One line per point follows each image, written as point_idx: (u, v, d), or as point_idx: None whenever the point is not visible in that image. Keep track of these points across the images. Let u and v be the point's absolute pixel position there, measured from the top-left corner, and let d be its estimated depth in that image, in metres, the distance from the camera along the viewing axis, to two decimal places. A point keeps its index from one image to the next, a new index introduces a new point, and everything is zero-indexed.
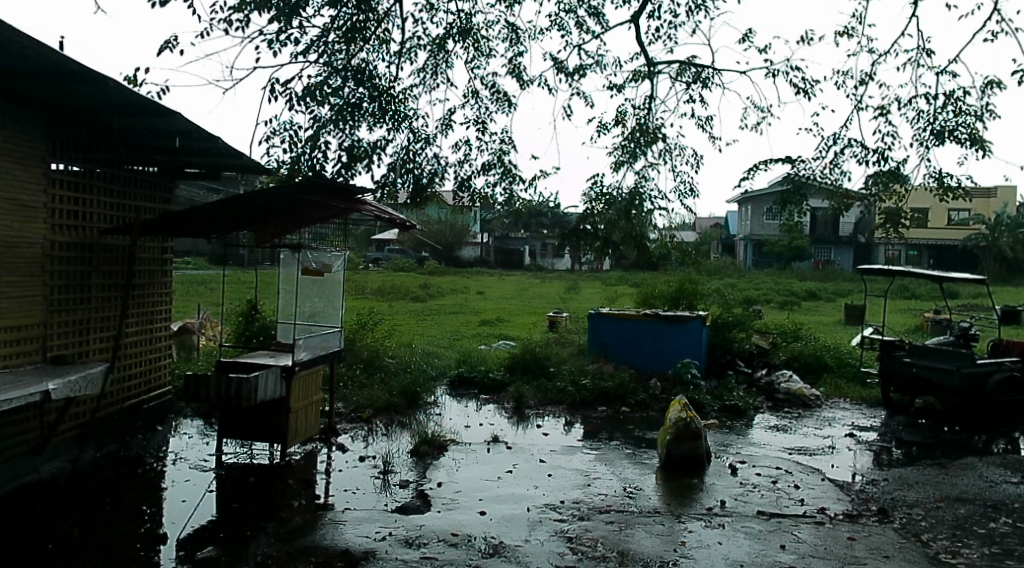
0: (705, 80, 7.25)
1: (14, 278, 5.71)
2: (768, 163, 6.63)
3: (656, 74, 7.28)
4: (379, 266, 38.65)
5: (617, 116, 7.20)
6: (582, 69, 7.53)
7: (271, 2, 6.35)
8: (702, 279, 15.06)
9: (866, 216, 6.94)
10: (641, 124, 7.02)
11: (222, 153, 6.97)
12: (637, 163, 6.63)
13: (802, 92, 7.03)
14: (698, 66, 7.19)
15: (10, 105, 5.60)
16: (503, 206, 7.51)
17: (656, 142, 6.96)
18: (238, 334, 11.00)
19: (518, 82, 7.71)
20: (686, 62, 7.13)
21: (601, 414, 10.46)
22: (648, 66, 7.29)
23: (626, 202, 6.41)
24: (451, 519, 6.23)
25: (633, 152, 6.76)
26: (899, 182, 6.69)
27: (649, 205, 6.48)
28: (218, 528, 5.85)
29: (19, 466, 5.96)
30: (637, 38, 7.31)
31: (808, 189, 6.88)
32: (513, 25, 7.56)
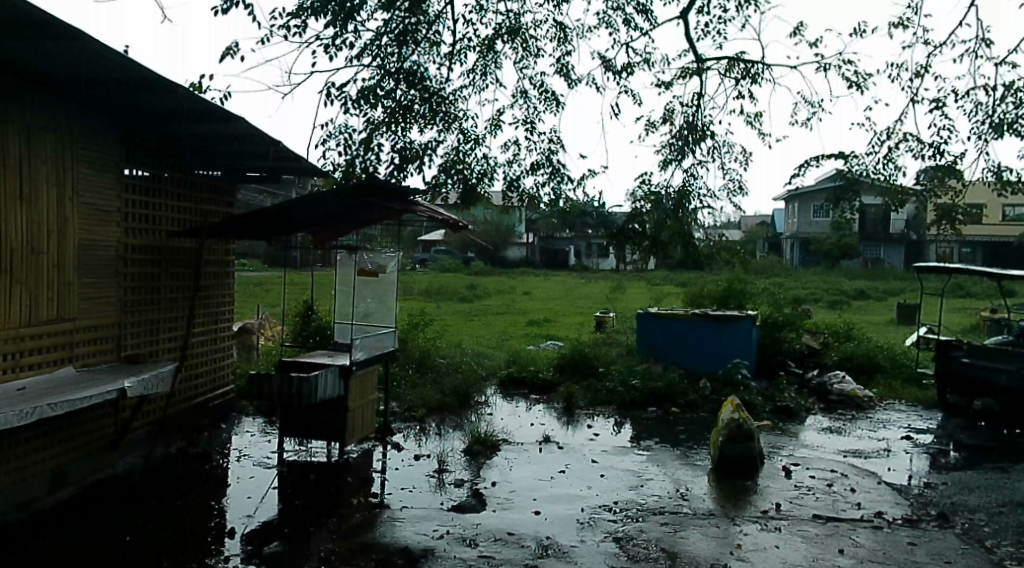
0: (755, 76, 7.16)
1: (93, 280, 5.88)
2: (819, 160, 6.31)
3: (705, 70, 7.22)
4: (427, 267, 38.98)
5: (666, 114, 7.15)
6: (631, 66, 7.56)
7: (327, 7, 6.52)
8: (751, 279, 14.87)
9: (920, 212, 6.72)
10: (689, 122, 6.95)
11: (283, 155, 7.11)
12: (685, 161, 6.61)
13: (854, 87, 6.79)
14: (747, 62, 7.11)
15: (90, 113, 5.76)
16: (550, 206, 7.62)
17: (705, 140, 6.88)
18: (295, 335, 11.24)
19: (566, 81, 7.79)
20: (734, 58, 7.06)
21: (651, 415, 10.38)
22: (697, 62, 7.21)
23: (674, 200, 6.34)
24: (506, 519, 6.24)
25: (682, 150, 6.73)
26: (956, 177, 6.45)
27: (696, 204, 6.44)
28: (282, 523, 5.97)
29: (96, 462, 6.16)
30: (686, 35, 7.26)
31: (860, 185, 6.63)
32: (562, 23, 7.64)
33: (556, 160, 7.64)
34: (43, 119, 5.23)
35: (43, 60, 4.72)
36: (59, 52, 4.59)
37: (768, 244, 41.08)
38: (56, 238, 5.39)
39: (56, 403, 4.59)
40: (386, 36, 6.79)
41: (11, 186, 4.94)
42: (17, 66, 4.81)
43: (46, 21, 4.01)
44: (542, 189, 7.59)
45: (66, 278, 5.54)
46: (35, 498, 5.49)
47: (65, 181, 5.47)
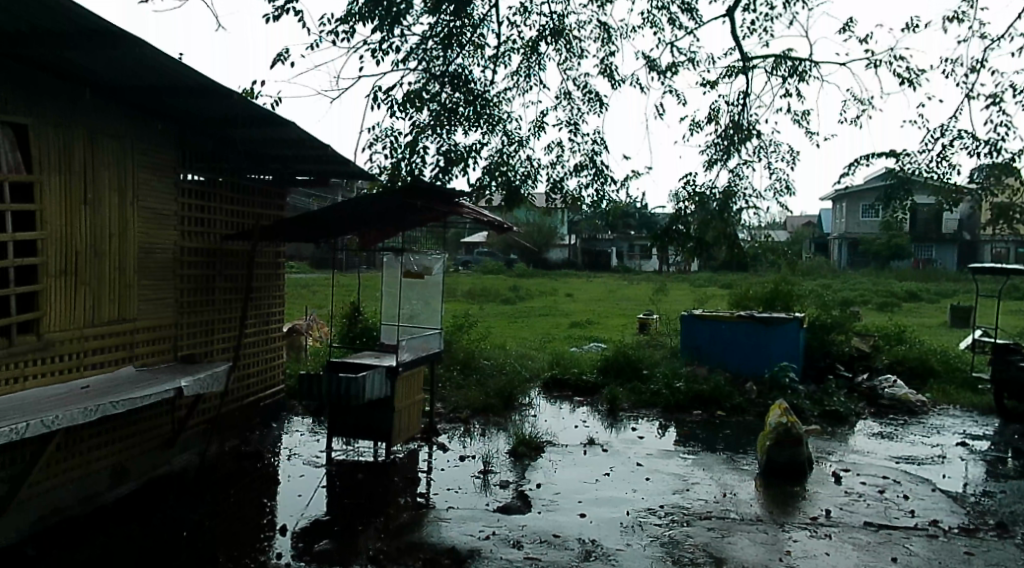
0: (802, 73, 7.03)
1: (152, 282, 6.04)
2: (870, 159, 6.17)
3: (751, 68, 7.11)
4: (470, 268, 39.17)
5: (711, 113, 7.06)
6: (675, 66, 7.48)
7: (374, 11, 6.60)
8: (798, 281, 14.58)
9: (975, 211, 6.52)
10: (734, 121, 6.86)
11: (332, 158, 7.23)
12: (730, 161, 6.52)
13: (907, 83, 6.62)
14: (794, 60, 6.98)
15: (149, 120, 5.92)
16: (593, 207, 7.59)
17: (751, 140, 6.77)
18: (342, 335, 11.40)
19: (609, 81, 7.76)
20: (781, 56, 6.94)
21: (697, 418, 10.25)
22: (743, 60, 7.10)
23: (720, 200, 6.27)
24: (552, 521, 6.23)
25: (727, 150, 6.63)
26: (1014, 175, 6.22)
27: (741, 203, 6.35)
28: (332, 521, 6.05)
29: (154, 459, 6.33)
30: (732, 32, 7.16)
31: (912, 185, 6.45)
32: (605, 24, 7.61)
33: (599, 161, 7.62)
34: (105, 125, 5.39)
35: (103, 68, 4.86)
36: (119, 60, 4.72)
37: (815, 245, 40.25)
38: (117, 242, 5.55)
39: (119, 401, 4.72)
40: (432, 39, 6.86)
41: (75, 190, 5.09)
42: (80, 74, 4.97)
43: (108, 30, 4.13)
44: (586, 191, 7.57)
45: (127, 280, 5.70)
46: (98, 493, 5.66)
47: (125, 185, 5.62)
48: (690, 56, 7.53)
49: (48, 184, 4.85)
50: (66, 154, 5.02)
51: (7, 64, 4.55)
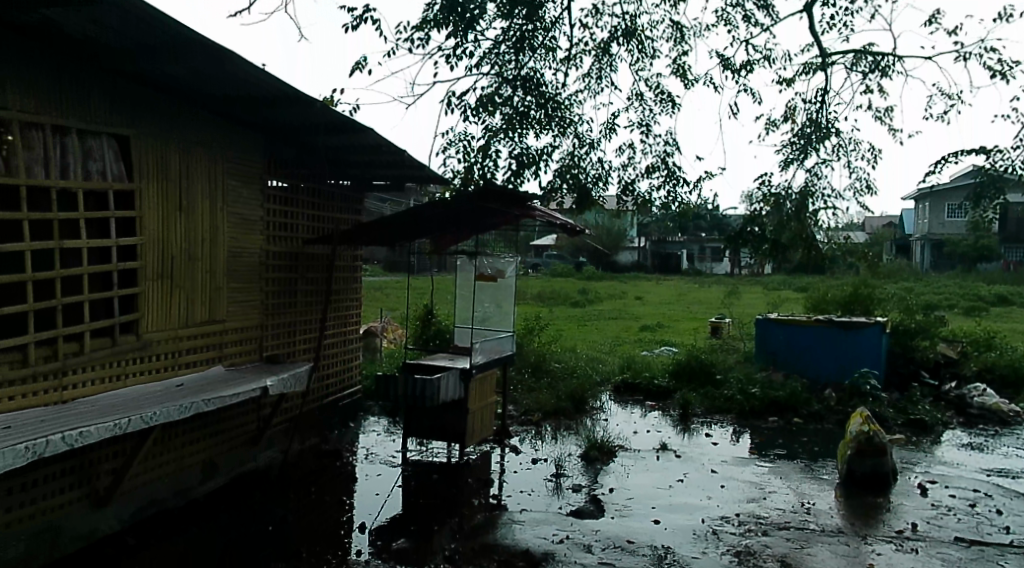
0: (885, 69, 6.78)
1: (240, 285, 6.26)
2: (959, 156, 5.84)
3: (830, 64, 6.89)
4: (540, 271, 39.19)
5: (788, 112, 6.86)
6: (751, 64, 7.33)
7: (448, 17, 6.69)
8: (879, 284, 14.02)
9: None
10: (812, 119, 6.66)
11: (408, 163, 7.36)
12: (809, 160, 6.31)
13: (999, 76, 6.30)
14: (876, 54, 6.74)
15: (238, 130, 6.15)
16: (665, 209, 7.51)
17: (830, 138, 6.56)
18: (416, 337, 11.58)
19: (682, 80, 7.66)
20: (862, 51, 6.71)
21: (772, 425, 9.99)
22: (821, 56, 6.89)
23: (796, 200, 6.07)
24: (626, 527, 6.17)
25: (805, 149, 6.42)
26: None
27: (818, 204, 6.15)
28: (409, 521, 6.14)
29: (240, 455, 6.56)
30: (810, 28, 6.97)
31: (1005, 182, 6.08)
32: (679, 23, 7.52)
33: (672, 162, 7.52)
34: (199, 135, 5.63)
35: (196, 80, 5.07)
36: (211, 72, 4.91)
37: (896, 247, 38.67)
38: (209, 246, 5.77)
39: (211, 399, 4.92)
40: (504, 43, 6.91)
41: (170, 197, 5.32)
42: (175, 86, 5.19)
43: (201, 44, 4.31)
44: (658, 192, 7.50)
45: (217, 283, 5.92)
46: (191, 487, 5.90)
47: (216, 191, 5.85)
48: (766, 54, 7.34)
49: (146, 190, 5.08)
50: (163, 163, 5.25)
51: (108, 78, 4.80)
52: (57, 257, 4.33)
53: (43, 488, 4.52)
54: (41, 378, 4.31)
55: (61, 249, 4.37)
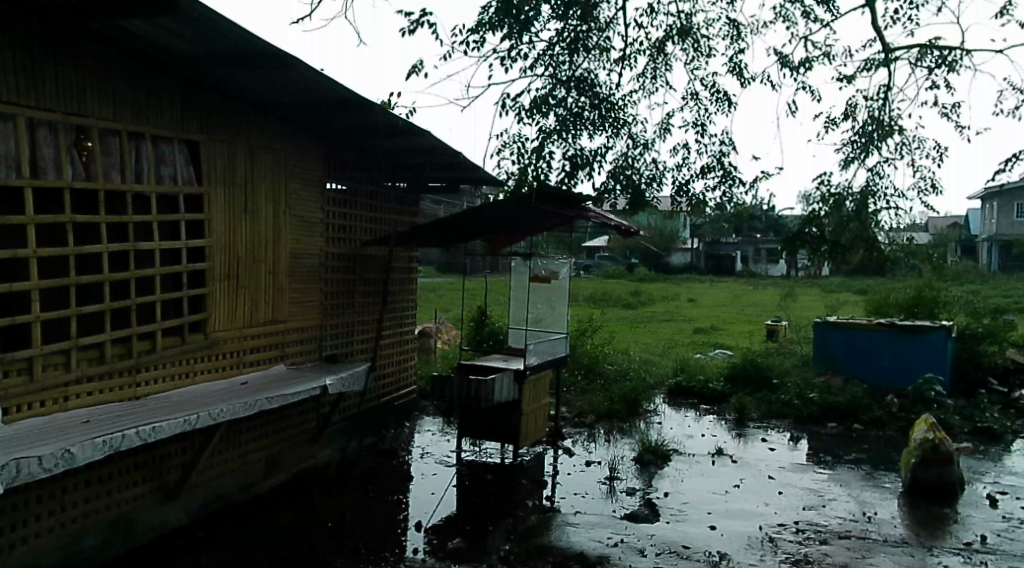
0: (952, 64, 6.53)
1: (300, 286, 6.38)
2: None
3: (893, 60, 6.68)
4: (592, 273, 38.98)
5: (849, 110, 6.67)
6: (810, 61, 7.16)
7: (503, 19, 6.70)
8: (945, 287, 13.54)
9: None
10: (874, 116, 6.46)
11: (463, 165, 7.41)
12: (870, 159, 6.12)
13: None
14: (942, 49, 6.51)
15: (299, 134, 6.27)
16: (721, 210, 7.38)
17: (893, 136, 6.36)
18: (469, 338, 11.64)
19: (739, 79, 7.53)
20: (927, 45, 6.48)
21: (832, 431, 9.74)
22: (884, 52, 6.69)
23: (856, 200, 5.88)
24: (681, 532, 6.09)
25: (866, 147, 6.23)
26: None
27: (880, 204, 5.96)
28: (464, 521, 6.17)
29: (300, 453, 6.68)
30: (872, 23, 6.77)
31: None
32: (735, 20, 7.40)
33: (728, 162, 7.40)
34: (262, 139, 5.76)
35: (261, 86, 5.19)
36: (275, 78, 5.02)
37: (961, 247, 37.30)
38: (272, 247, 5.91)
39: (274, 398, 5.03)
40: (559, 45, 6.89)
41: (236, 200, 5.47)
42: (241, 93, 5.34)
43: (266, 51, 4.42)
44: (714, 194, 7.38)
45: (279, 283, 6.05)
46: (254, 483, 6.03)
47: (279, 194, 5.98)
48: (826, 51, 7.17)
49: (213, 193, 5.23)
50: (229, 167, 5.40)
51: (178, 84, 4.94)
52: (131, 259, 4.49)
53: (116, 481, 4.68)
54: (114, 376, 4.46)
55: (135, 251, 4.53)
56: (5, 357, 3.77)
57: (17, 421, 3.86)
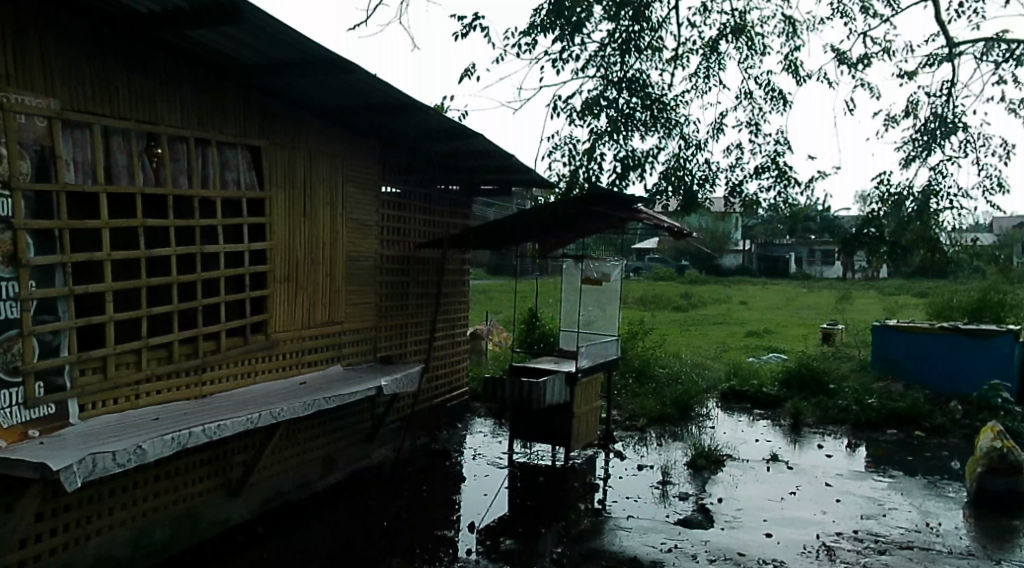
0: (1020, 57, 6.28)
1: (356, 288, 6.47)
2: None
3: (957, 55, 6.47)
4: (642, 275, 38.55)
5: (910, 107, 6.46)
6: (869, 57, 7.00)
7: (554, 21, 6.70)
8: (1013, 289, 13.02)
9: None
10: (936, 113, 6.25)
11: (516, 168, 7.43)
12: (932, 157, 5.92)
13: None
14: (1010, 42, 6.27)
15: (356, 140, 6.37)
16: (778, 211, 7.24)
17: (957, 134, 6.14)
18: (520, 340, 11.65)
19: (794, 76, 7.41)
20: (995, 39, 6.25)
21: (892, 438, 9.46)
22: (948, 46, 6.47)
23: (917, 200, 5.66)
24: (737, 539, 5.98)
25: (928, 146, 6.04)
26: None
27: (942, 203, 5.74)
28: (517, 522, 6.17)
29: (356, 452, 6.77)
30: (935, 16, 6.56)
31: None
32: (791, 17, 7.28)
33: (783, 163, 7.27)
34: (321, 144, 5.86)
35: (320, 92, 5.30)
36: (335, 84, 5.12)
37: None
38: (329, 250, 6.00)
39: (330, 398, 5.11)
40: (610, 45, 6.86)
41: (296, 204, 5.57)
42: (300, 99, 5.44)
43: (326, 57, 4.51)
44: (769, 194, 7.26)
45: (336, 285, 6.14)
46: (312, 481, 6.14)
47: (336, 197, 6.07)
48: (886, 47, 6.98)
49: (274, 197, 5.34)
50: (289, 171, 5.50)
51: (241, 92, 5.06)
52: (197, 261, 4.62)
53: (183, 477, 4.81)
54: (181, 375, 4.60)
55: (200, 254, 4.66)
56: (81, 356, 3.92)
57: (91, 418, 4.01)
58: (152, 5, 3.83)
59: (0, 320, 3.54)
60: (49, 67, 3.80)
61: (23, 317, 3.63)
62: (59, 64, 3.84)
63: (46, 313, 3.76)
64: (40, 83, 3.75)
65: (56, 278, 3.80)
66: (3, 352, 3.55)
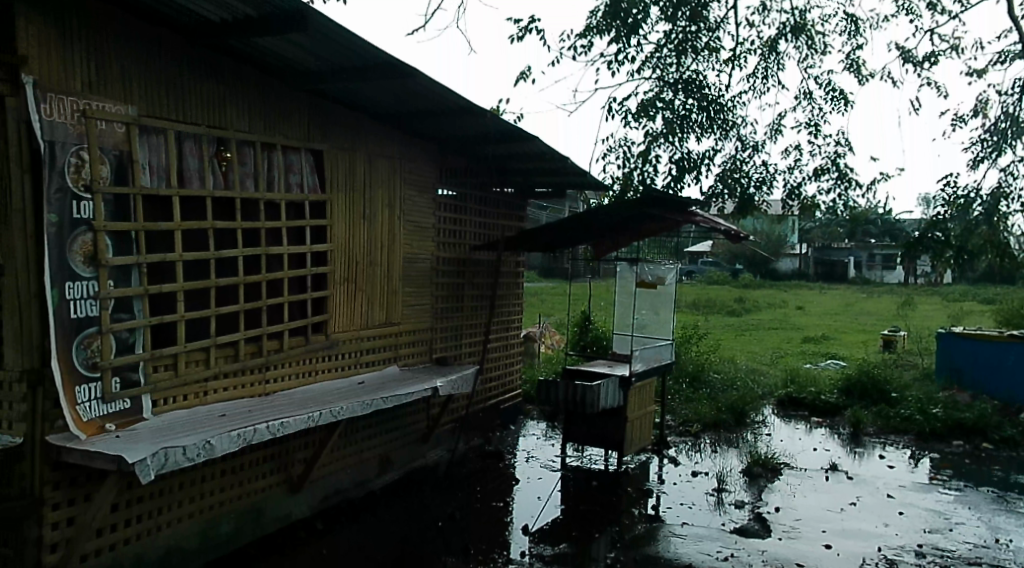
0: None
1: (413, 289, 6.55)
2: None
3: None
4: (695, 278, 38.05)
5: (979, 106, 6.28)
6: (936, 55, 6.83)
7: (610, 23, 6.69)
8: None
9: None
10: (1008, 112, 6.04)
11: (571, 170, 7.44)
12: (1003, 158, 5.72)
13: None
14: None
15: (415, 144, 6.46)
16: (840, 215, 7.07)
17: None
18: (573, 343, 11.61)
19: (857, 75, 7.30)
20: None
21: (957, 450, 9.13)
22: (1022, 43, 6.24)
23: (986, 203, 5.45)
24: (795, 550, 5.84)
25: (998, 146, 5.82)
26: None
27: (1012, 207, 5.54)
28: (570, 526, 6.15)
29: (412, 452, 6.85)
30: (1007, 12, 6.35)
31: None
32: (853, 15, 7.21)
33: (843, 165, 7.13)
34: (381, 147, 5.96)
35: (381, 97, 5.39)
36: (396, 89, 5.20)
37: None
38: (387, 252, 6.08)
39: (387, 398, 5.17)
40: (666, 47, 6.82)
41: (356, 206, 5.67)
42: (361, 103, 5.54)
43: (387, 63, 4.58)
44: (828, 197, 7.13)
45: (393, 287, 6.22)
46: (369, 479, 6.23)
47: (394, 200, 6.15)
48: (954, 45, 6.80)
49: (335, 199, 5.44)
50: (350, 174, 5.60)
51: (306, 97, 5.18)
52: (263, 262, 4.75)
53: (247, 472, 4.94)
54: (247, 373, 4.73)
55: (265, 255, 4.78)
56: (155, 353, 4.06)
57: (163, 413, 4.15)
58: (223, 13, 3.96)
59: (81, 318, 3.69)
60: (128, 74, 3.95)
61: (101, 315, 3.78)
62: (136, 71, 3.99)
63: (123, 312, 3.90)
64: (119, 90, 3.91)
65: (133, 278, 3.94)
66: (83, 348, 3.70)
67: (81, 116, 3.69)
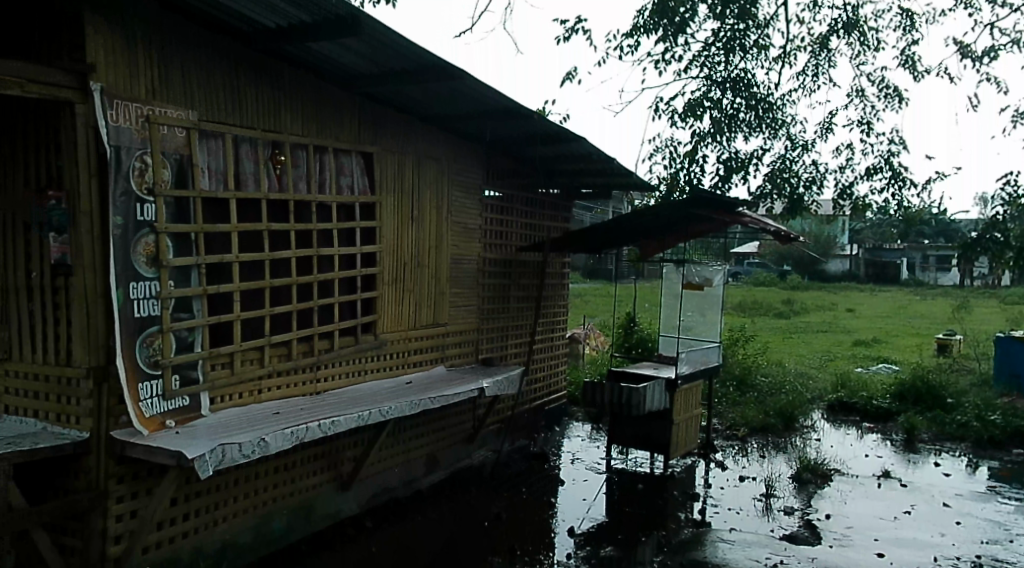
0: None
1: (460, 290, 6.59)
2: None
3: None
4: (742, 280, 37.49)
5: None
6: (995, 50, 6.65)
7: (658, 22, 6.72)
8: None
9: None
10: None
11: (617, 171, 7.41)
12: None
13: None
14: None
15: (463, 146, 6.52)
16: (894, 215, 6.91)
17: None
18: (618, 345, 11.54)
19: (911, 72, 7.21)
20: None
21: (1017, 458, 8.83)
22: None
23: None
24: (847, 558, 5.72)
25: None
26: None
27: None
28: (616, 529, 6.12)
29: (458, 452, 6.90)
30: None
31: None
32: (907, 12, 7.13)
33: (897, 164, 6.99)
34: (430, 150, 6.02)
35: (428, 100, 5.45)
36: (444, 92, 5.25)
37: None
38: (435, 253, 6.13)
39: (433, 398, 5.22)
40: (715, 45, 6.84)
41: (404, 208, 5.73)
42: (410, 107, 5.61)
43: (435, 66, 4.62)
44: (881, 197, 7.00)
45: (441, 288, 6.27)
46: (416, 478, 6.30)
47: (442, 201, 6.21)
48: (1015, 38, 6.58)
49: (385, 201, 5.51)
50: (399, 176, 5.67)
51: (357, 100, 5.27)
52: (315, 263, 4.84)
53: (299, 470, 5.03)
54: (300, 371, 4.83)
55: (317, 256, 4.87)
56: (213, 352, 4.17)
57: (220, 411, 4.25)
58: (278, 20, 4.05)
59: (143, 318, 3.81)
60: (188, 80, 4.06)
61: (162, 314, 3.89)
62: (196, 77, 4.10)
63: (183, 311, 4.02)
64: (180, 95, 4.02)
65: (192, 278, 4.05)
66: (145, 347, 3.82)
67: (145, 121, 3.81)
